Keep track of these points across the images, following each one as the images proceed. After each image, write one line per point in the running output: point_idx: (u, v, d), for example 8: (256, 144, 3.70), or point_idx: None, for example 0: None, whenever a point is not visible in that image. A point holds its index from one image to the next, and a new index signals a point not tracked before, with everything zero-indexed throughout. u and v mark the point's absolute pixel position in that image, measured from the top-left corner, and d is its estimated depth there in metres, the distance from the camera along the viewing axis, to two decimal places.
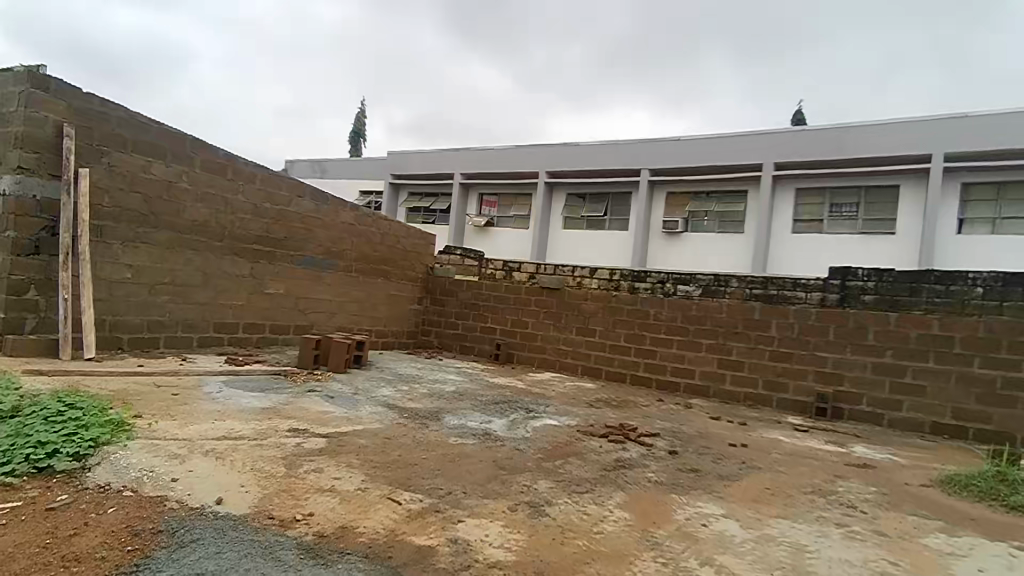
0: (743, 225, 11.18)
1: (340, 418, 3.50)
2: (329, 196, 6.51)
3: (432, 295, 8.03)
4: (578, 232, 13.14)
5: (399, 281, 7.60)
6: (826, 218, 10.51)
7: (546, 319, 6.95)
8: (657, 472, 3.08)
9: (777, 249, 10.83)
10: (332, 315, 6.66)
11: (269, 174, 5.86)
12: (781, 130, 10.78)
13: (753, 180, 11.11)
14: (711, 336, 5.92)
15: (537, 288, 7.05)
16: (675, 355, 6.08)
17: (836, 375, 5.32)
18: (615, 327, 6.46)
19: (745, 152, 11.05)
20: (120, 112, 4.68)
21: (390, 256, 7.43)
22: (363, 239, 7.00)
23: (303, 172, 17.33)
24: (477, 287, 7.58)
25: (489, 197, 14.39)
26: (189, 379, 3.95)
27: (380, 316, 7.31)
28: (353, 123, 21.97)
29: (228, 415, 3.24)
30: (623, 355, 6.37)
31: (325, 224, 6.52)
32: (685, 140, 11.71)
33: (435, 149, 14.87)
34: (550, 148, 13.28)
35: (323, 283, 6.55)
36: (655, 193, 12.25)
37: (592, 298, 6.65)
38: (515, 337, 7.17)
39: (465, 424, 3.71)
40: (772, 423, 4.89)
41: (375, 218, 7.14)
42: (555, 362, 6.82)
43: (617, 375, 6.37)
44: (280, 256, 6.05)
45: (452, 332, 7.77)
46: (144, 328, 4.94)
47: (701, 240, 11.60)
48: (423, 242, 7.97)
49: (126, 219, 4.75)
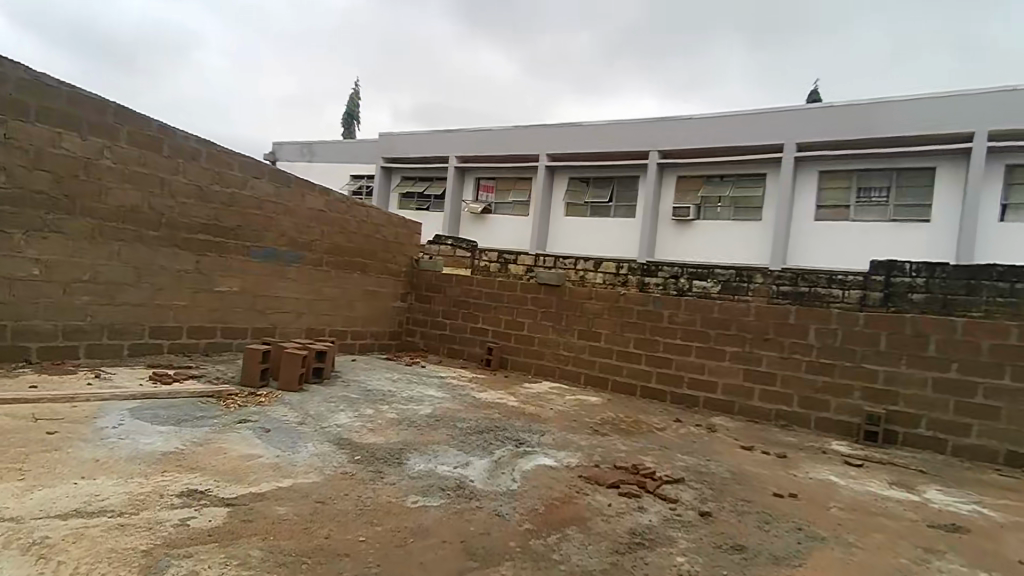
0: (761, 212, 10.25)
1: (264, 468, 2.64)
2: (293, 176, 5.63)
3: (417, 291, 7.17)
4: (581, 220, 12.21)
5: (378, 275, 6.73)
6: (853, 205, 9.54)
7: (544, 319, 6.09)
8: (689, 553, 2.22)
9: (799, 238, 9.89)
10: (299, 316, 5.81)
11: (217, 150, 4.97)
12: (804, 106, 9.84)
13: (773, 162, 10.16)
14: (736, 342, 5.05)
15: (534, 285, 6.18)
16: (693, 364, 5.22)
17: (888, 392, 4.46)
18: (622, 331, 5.60)
19: (765, 131, 10.12)
20: (20, 71, 3.78)
21: (367, 247, 6.55)
22: (333, 227, 6.11)
23: (291, 155, 16.38)
24: (466, 282, 6.70)
25: (486, 182, 13.48)
26: (85, 407, 3.10)
27: (355, 316, 6.45)
28: (346, 105, 20.94)
29: (105, 470, 2.38)
30: (633, 363, 5.51)
31: (289, 210, 5.64)
32: (698, 119, 10.78)
33: (430, 130, 13.94)
34: (551, 128, 12.36)
35: (287, 279, 5.69)
36: (664, 177, 11.30)
37: (597, 296, 5.77)
38: (509, 339, 6.31)
39: (432, 471, 2.86)
40: (815, 455, 4.04)
41: (350, 204, 6.27)
42: (555, 368, 5.96)
43: (625, 387, 5.52)
44: (232, 247, 5.18)
45: (439, 332, 6.92)
46: (57, 336, 4.08)
47: (714, 228, 10.66)
48: (405, 231, 7.09)
49: (30, 204, 3.87)
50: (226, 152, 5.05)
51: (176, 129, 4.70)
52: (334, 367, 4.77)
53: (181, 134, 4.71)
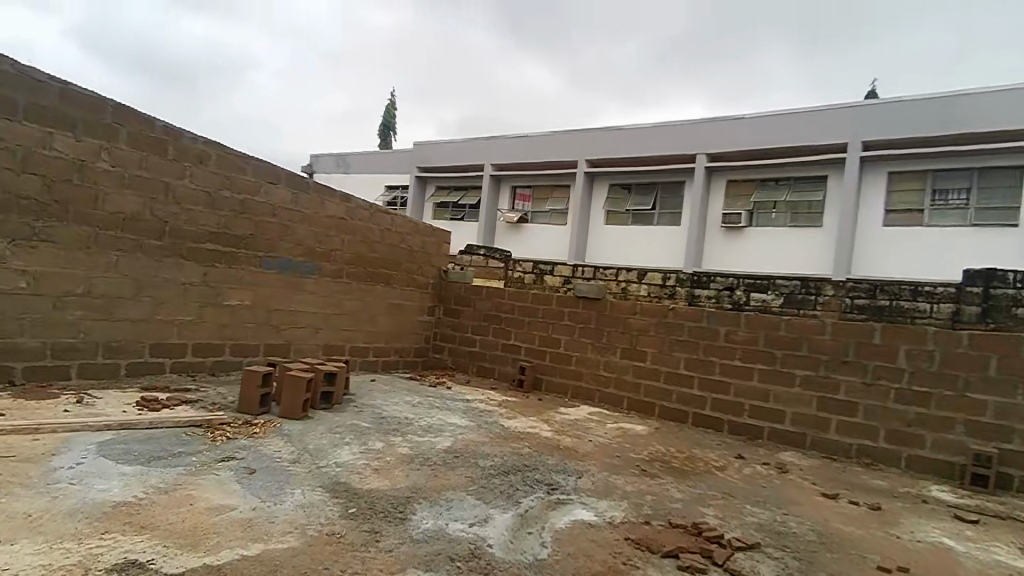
0: (821, 218, 9.39)
1: (231, 526, 2.13)
2: (312, 181, 5.18)
3: (446, 304, 6.68)
4: (622, 228, 11.54)
5: (403, 288, 6.25)
6: (927, 208, 8.59)
7: (582, 336, 5.50)
8: None
9: (865, 246, 8.99)
10: (317, 332, 5.37)
11: (227, 153, 4.54)
12: (867, 101, 9.05)
13: (835, 163, 9.31)
14: (809, 365, 4.34)
15: (572, 298, 5.59)
16: (756, 390, 4.52)
17: (1001, 428, 3.67)
18: (671, 350, 4.95)
19: (826, 129, 9.33)
20: (6, 64, 3.41)
21: (392, 257, 6.09)
22: (355, 236, 5.65)
23: (327, 166, 16.28)
24: (498, 294, 6.16)
25: (523, 190, 12.99)
26: (46, 444, 2.65)
27: (378, 331, 5.98)
28: (382, 116, 20.88)
29: (31, 531, 1.91)
30: (684, 388, 4.85)
31: (307, 218, 5.19)
32: (750, 119, 10.06)
33: (465, 138, 13.57)
34: (591, 133, 11.82)
35: (304, 292, 5.24)
36: (713, 182, 10.56)
37: (641, 311, 5.14)
38: (544, 358, 5.73)
39: (441, 530, 2.30)
40: (916, 506, 3.30)
41: (374, 211, 5.81)
42: (595, 392, 5.34)
43: (675, 415, 4.86)
44: (244, 258, 4.74)
45: (469, 349, 6.39)
46: (45, 355, 3.71)
47: (768, 236, 9.82)
48: (433, 239, 6.61)
49: (15, 210, 3.50)
50: (238, 155, 4.62)
51: (182, 130, 4.29)
52: (346, 390, 4.29)
53: (188, 135, 4.30)
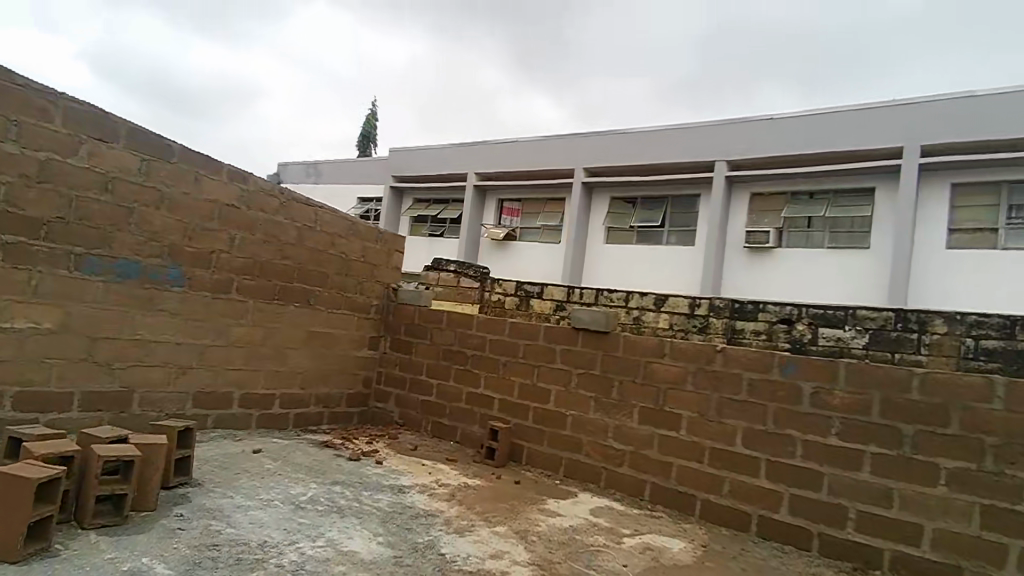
0: (867, 239, 7.76)
1: None
2: (177, 143, 3.42)
3: (393, 334, 4.85)
4: (625, 247, 9.89)
5: (331, 310, 4.45)
6: (1002, 227, 6.94)
7: (579, 386, 3.72)
8: None
9: (925, 273, 7.34)
10: (181, 375, 3.55)
11: (13, 83, 2.77)
12: (925, 97, 7.49)
13: (884, 173, 7.71)
14: (961, 451, 2.60)
15: (567, 330, 3.82)
16: (871, 487, 2.76)
17: None
18: (719, 415, 3.19)
19: (871, 131, 7.77)
20: None
21: (316, 267, 4.29)
22: (252, 232, 3.85)
23: (297, 175, 14.64)
24: (464, 324, 4.39)
25: (511, 204, 11.38)
26: None
27: (288, 372, 4.16)
28: (363, 126, 19.43)
29: None
30: (741, 475, 3.07)
31: (171, 199, 3.41)
32: (779, 120, 8.52)
33: (448, 145, 11.98)
34: (591, 139, 10.26)
35: (163, 312, 3.43)
36: (734, 196, 8.95)
37: (672, 353, 3.39)
38: (525, 417, 3.93)
39: None
40: None
41: (287, 201, 4.03)
42: (599, 472, 3.53)
43: (729, 519, 3.07)
44: (45, 254, 2.92)
45: (422, 399, 4.54)
46: None
47: (802, 258, 8.16)
48: (379, 245, 4.82)
49: None
50: (37, 88, 2.85)
51: None
52: (169, 488, 2.46)
53: None
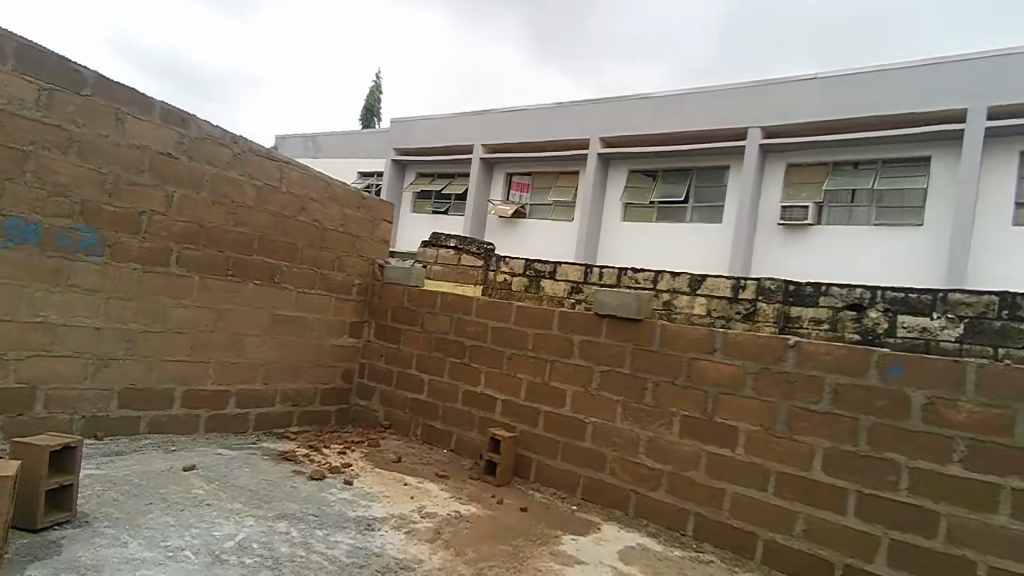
0: (920, 215, 6.89)
1: None
2: (89, 70, 2.66)
3: (378, 320, 4.11)
4: (644, 225, 9.09)
5: (302, 289, 3.71)
6: None
7: (602, 387, 2.97)
8: None
9: (986, 255, 6.49)
10: (103, 367, 2.83)
11: None
12: (992, 51, 6.58)
13: (944, 139, 6.81)
14: None
15: (589, 316, 3.06)
16: (1011, 537, 1.98)
17: None
18: (789, 429, 2.43)
19: (929, 90, 6.87)
20: None
21: (281, 236, 3.54)
22: (197, 191, 3.10)
23: (296, 148, 13.88)
24: (461, 308, 3.64)
25: (520, 179, 10.57)
26: None
27: (248, 363, 3.44)
28: (366, 99, 18.63)
29: None
30: (819, 510, 2.31)
31: (85, 143, 2.66)
32: (821, 80, 7.63)
33: (453, 114, 11.16)
34: (609, 105, 9.40)
35: (76, 288, 2.70)
36: (767, 168, 8.08)
37: (725, 347, 2.62)
38: (533, 423, 3.19)
39: None
40: None
41: (243, 154, 3.28)
42: (627, 496, 2.79)
43: (803, 567, 2.32)
44: None
45: (411, 397, 3.81)
46: None
47: (843, 237, 7.33)
48: (362, 213, 4.06)
49: None
50: None
51: None
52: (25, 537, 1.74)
53: None
